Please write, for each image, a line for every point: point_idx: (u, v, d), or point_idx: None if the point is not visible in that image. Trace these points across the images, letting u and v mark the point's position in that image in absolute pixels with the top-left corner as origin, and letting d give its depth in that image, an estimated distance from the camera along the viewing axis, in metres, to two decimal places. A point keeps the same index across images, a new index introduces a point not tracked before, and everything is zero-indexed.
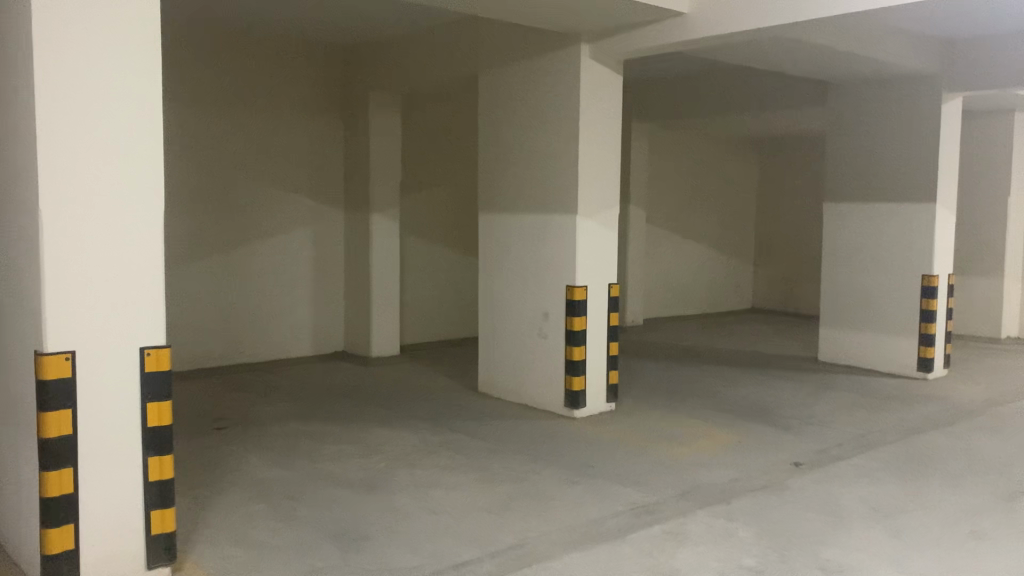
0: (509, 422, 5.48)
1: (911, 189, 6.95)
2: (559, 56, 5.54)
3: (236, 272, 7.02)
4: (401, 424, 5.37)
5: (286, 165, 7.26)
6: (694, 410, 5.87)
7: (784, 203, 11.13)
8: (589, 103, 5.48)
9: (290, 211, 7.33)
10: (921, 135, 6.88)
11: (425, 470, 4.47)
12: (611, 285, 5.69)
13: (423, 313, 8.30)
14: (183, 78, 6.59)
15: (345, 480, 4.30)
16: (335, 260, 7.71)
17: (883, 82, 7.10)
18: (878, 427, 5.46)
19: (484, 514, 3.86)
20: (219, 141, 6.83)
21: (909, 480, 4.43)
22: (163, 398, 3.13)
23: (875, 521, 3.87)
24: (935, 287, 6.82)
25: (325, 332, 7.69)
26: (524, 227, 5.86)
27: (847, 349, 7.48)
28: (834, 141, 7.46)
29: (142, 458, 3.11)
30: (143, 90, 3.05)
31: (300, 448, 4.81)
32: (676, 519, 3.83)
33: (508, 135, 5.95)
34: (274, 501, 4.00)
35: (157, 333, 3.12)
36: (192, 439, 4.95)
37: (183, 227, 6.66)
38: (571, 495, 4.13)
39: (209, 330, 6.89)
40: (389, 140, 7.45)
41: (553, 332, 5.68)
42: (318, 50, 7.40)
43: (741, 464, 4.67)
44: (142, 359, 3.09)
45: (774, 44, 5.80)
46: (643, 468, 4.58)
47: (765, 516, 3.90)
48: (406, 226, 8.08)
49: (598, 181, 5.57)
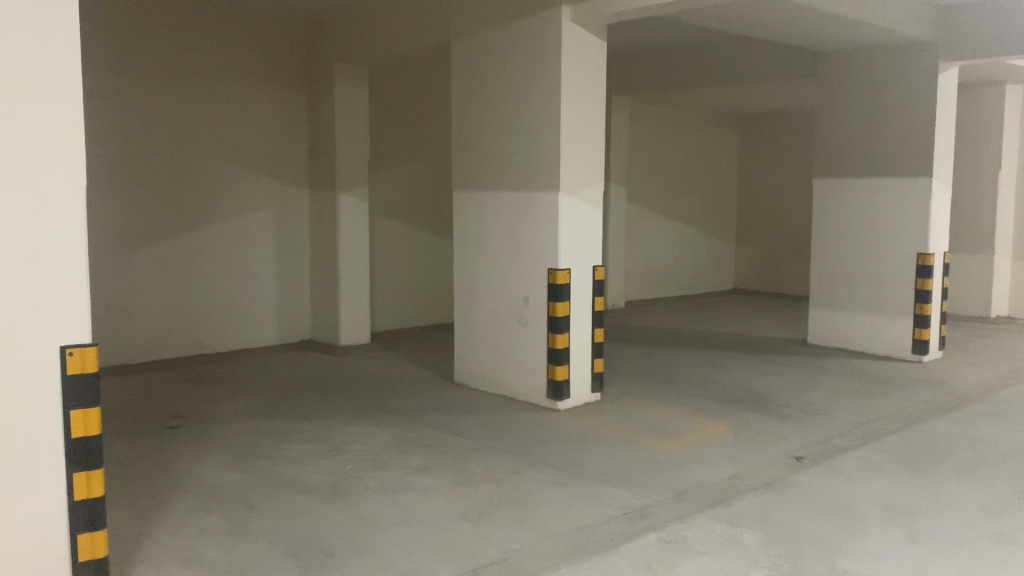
0: (488, 416, 5.11)
1: (907, 163, 6.63)
2: (538, 20, 5.11)
3: (191, 256, 6.54)
4: (371, 420, 4.97)
5: (237, 141, 6.74)
6: (685, 399, 5.54)
7: (768, 180, 10.84)
8: (570, 71, 5.06)
9: (245, 191, 6.83)
10: (916, 106, 6.55)
11: (398, 472, 4.08)
12: (595, 267, 5.30)
13: (395, 299, 7.88)
14: (127, 48, 6.08)
15: (309, 485, 3.90)
16: (300, 243, 7.26)
17: (874, 50, 6.76)
18: (879, 415, 5.16)
19: (462, 524, 3.48)
20: (161, 117, 6.29)
21: (920, 475, 4.12)
22: (89, 404, 2.68)
23: (889, 523, 3.55)
24: (930, 266, 6.53)
25: (290, 319, 7.25)
26: (501, 207, 5.45)
27: (837, 331, 7.19)
28: (823, 114, 7.13)
29: (66, 474, 2.67)
30: (60, 37, 2.60)
31: (259, 450, 4.39)
32: (674, 525, 3.48)
33: (483, 108, 5.53)
34: (228, 511, 3.59)
35: (81, 328, 2.68)
36: (139, 440, 4.52)
37: (129, 209, 6.18)
38: (559, 498, 3.77)
39: (157, 321, 6.40)
40: (356, 116, 7.00)
41: (534, 317, 5.29)
42: (279, 19, 6.91)
43: (739, 458, 4.35)
44: (63, 359, 2.64)
45: (769, 6, 5.42)
46: (632, 465, 4.24)
47: (770, 519, 3.56)
48: (375, 207, 7.63)
49: (582, 157, 5.17)
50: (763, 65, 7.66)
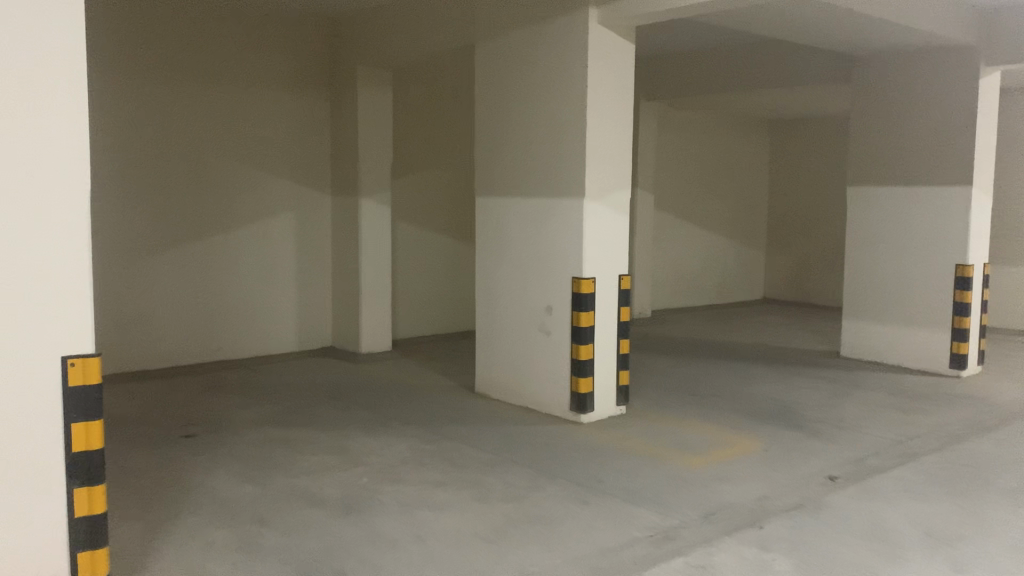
0: (508, 428, 4.97)
1: (945, 171, 6.39)
2: (565, 22, 4.97)
3: (211, 260, 6.49)
4: (389, 430, 4.86)
5: (258, 145, 6.68)
6: (712, 413, 5.36)
7: (800, 186, 10.60)
8: (597, 75, 4.91)
9: (266, 196, 6.77)
10: (956, 111, 6.31)
11: (414, 487, 3.95)
12: (621, 276, 5.14)
13: (417, 305, 7.78)
14: (148, 52, 6.04)
15: (322, 500, 3.78)
16: (321, 248, 7.18)
17: (912, 53, 6.53)
18: (917, 433, 4.94)
19: (479, 543, 3.35)
20: (179, 122, 6.23)
21: (963, 499, 3.90)
22: (91, 417, 2.59)
23: (931, 550, 3.35)
24: (970, 277, 6.29)
25: (311, 326, 7.17)
26: (524, 213, 5.32)
27: (871, 344, 6.96)
28: (857, 120, 6.92)
29: (66, 490, 2.58)
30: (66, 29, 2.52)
31: (274, 461, 4.29)
32: (702, 549, 3.31)
33: (508, 112, 5.40)
34: (237, 526, 3.48)
35: (85, 337, 2.60)
36: (154, 449, 4.45)
37: (149, 213, 6.14)
38: (580, 518, 3.61)
39: (177, 327, 6.35)
40: (378, 120, 6.92)
41: (557, 327, 5.15)
42: (302, 23, 6.86)
43: (769, 477, 4.17)
44: (64, 370, 2.56)
45: (803, 8, 5.24)
46: (658, 483, 4.07)
47: (803, 543, 3.39)
48: (398, 212, 7.54)
49: (608, 162, 5.02)
50: (797, 68, 7.45)
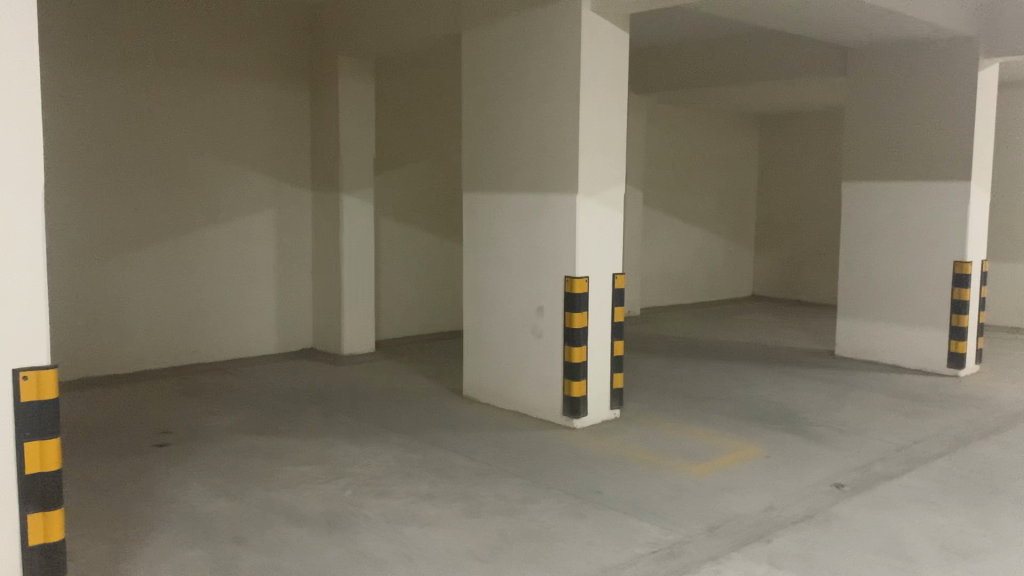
0: (499, 435, 4.75)
1: (942, 165, 6.24)
2: (556, 9, 4.75)
3: (185, 258, 6.22)
4: (374, 438, 4.64)
5: (234, 139, 6.42)
6: (710, 417, 5.18)
7: (789, 182, 10.48)
8: (590, 64, 4.69)
9: (243, 192, 6.50)
10: (955, 103, 6.15)
11: (401, 501, 3.72)
12: (615, 275, 4.93)
13: (402, 305, 7.54)
14: (113, 42, 5.76)
15: (303, 516, 3.55)
16: (301, 246, 6.93)
17: (909, 46, 6.37)
18: (922, 437, 4.78)
19: (471, 562, 3.13)
20: (148, 115, 5.96)
21: (976, 508, 3.74)
22: (46, 435, 2.36)
23: (949, 565, 3.17)
24: (968, 275, 6.15)
25: (291, 327, 6.92)
26: (514, 209, 5.11)
27: (867, 343, 6.81)
28: (852, 113, 6.75)
29: (19, 516, 2.34)
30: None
31: (251, 472, 4.05)
32: (708, 567, 3.11)
33: (495, 104, 5.18)
34: (213, 545, 3.25)
35: (38, 347, 2.35)
36: (122, 461, 4.19)
37: (117, 210, 5.87)
38: (578, 533, 3.41)
39: (149, 328, 6.09)
40: (361, 113, 6.68)
41: (549, 329, 4.94)
42: (279, 11, 6.59)
43: (773, 486, 3.98)
44: (15, 384, 2.31)
45: None
46: (659, 494, 3.87)
47: (815, 560, 3.19)
48: (381, 208, 7.29)
49: (601, 157, 4.81)
50: (792, 61, 7.26)
